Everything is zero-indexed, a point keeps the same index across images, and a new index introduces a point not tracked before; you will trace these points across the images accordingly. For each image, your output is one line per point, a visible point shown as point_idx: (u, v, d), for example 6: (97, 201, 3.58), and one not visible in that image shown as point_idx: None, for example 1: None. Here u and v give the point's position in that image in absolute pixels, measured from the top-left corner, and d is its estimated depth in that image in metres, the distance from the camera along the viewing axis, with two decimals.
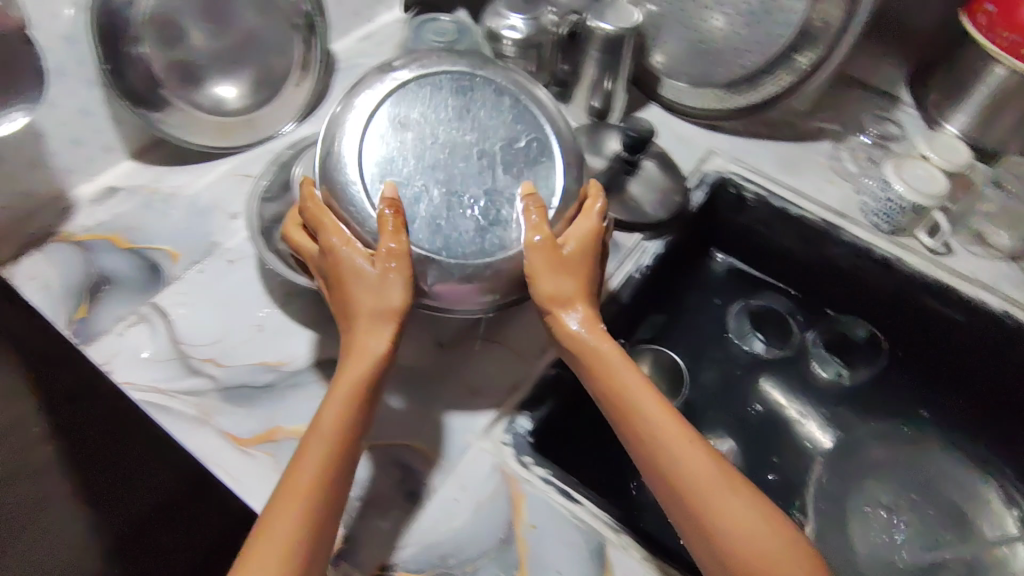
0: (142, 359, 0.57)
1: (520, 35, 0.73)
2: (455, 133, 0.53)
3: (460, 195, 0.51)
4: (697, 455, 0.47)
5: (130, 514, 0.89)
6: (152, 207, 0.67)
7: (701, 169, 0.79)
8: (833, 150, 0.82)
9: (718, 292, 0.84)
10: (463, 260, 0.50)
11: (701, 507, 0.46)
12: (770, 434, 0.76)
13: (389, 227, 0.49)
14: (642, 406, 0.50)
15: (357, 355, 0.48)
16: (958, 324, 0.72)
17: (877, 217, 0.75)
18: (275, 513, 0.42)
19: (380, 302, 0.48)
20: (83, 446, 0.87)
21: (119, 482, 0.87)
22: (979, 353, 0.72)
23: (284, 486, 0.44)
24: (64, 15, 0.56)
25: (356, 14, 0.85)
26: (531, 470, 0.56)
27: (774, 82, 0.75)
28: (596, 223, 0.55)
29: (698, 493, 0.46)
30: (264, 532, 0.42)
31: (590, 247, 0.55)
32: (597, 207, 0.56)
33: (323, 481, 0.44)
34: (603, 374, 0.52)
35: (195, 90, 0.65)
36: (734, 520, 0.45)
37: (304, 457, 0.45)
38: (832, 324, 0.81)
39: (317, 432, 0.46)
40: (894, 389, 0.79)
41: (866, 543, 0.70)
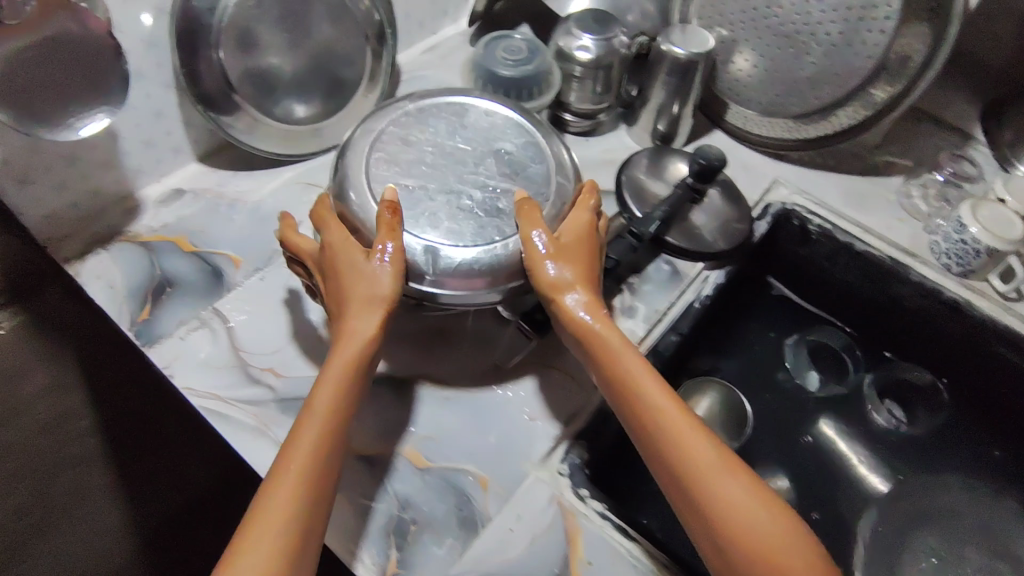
0: (201, 364, 0.56)
1: (590, 56, 0.72)
2: (455, 148, 0.58)
3: (460, 197, 0.55)
4: (694, 435, 0.46)
5: (165, 510, 0.87)
6: (218, 210, 0.67)
7: (765, 199, 0.77)
8: (902, 186, 0.79)
9: (774, 325, 0.81)
10: (467, 250, 0.52)
11: (701, 490, 0.44)
12: (823, 470, 0.71)
13: (385, 224, 0.51)
14: (642, 390, 0.49)
15: (347, 337, 0.49)
16: None
17: (948, 258, 0.71)
18: (266, 481, 0.43)
19: (373, 290, 0.49)
20: (129, 438, 0.89)
21: (156, 473, 0.87)
22: None
23: (276, 458, 0.44)
24: (146, 19, 0.57)
25: (421, 26, 0.85)
26: (587, 504, 0.53)
27: (848, 115, 0.73)
28: (590, 217, 0.56)
29: (695, 475, 0.44)
30: (256, 499, 0.42)
31: (586, 240, 0.55)
32: (591, 203, 0.57)
33: (312, 451, 0.44)
34: (603, 359, 0.52)
35: (267, 98, 0.65)
36: (728, 501, 0.43)
37: (299, 433, 0.45)
38: (893, 367, 0.76)
39: (311, 408, 0.46)
40: (964, 441, 0.73)
41: None
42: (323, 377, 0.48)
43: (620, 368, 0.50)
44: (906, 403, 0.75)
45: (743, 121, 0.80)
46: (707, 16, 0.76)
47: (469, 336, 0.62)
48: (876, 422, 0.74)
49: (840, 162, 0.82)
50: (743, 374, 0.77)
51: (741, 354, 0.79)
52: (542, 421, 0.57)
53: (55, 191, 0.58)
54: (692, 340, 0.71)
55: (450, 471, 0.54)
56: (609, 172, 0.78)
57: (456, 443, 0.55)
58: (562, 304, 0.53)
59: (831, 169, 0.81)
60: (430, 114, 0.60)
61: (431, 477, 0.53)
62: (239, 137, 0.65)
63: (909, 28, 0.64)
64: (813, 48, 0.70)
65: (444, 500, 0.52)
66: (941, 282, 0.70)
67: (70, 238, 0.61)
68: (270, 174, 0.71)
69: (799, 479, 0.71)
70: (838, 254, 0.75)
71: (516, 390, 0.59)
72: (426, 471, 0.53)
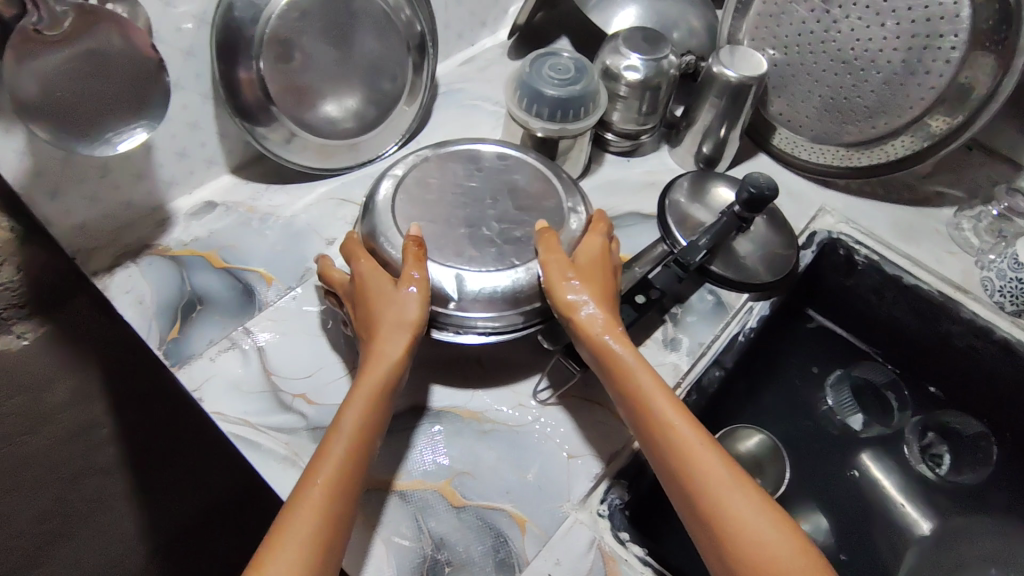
0: (231, 387, 0.54)
1: (638, 76, 0.70)
2: (473, 186, 0.59)
3: (480, 230, 0.56)
4: (707, 453, 0.44)
5: (181, 517, 0.86)
6: (250, 224, 0.65)
7: (811, 227, 0.75)
8: (953, 219, 0.77)
9: (817, 359, 0.78)
10: (487, 273, 0.53)
11: (723, 519, 0.42)
12: (865, 514, 0.68)
13: (411, 254, 0.51)
14: (659, 412, 0.47)
15: (372, 359, 0.47)
16: None
17: (1001, 297, 0.67)
18: (294, 501, 0.41)
19: (404, 316, 0.48)
20: (147, 448, 0.86)
21: (175, 481, 0.86)
22: None
23: (302, 478, 0.42)
24: (187, 28, 0.55)
25: (460, 37, 0.84)
26: (628, 548, 0.50)
27: (903, 144, 0.70)
28: (603, 240, 0.56)
29: (705, 493, 0.43)
30: (285, 520, 0.40)
31: (602, 262, 0.55)
32: (604, 228, 0.57)
33: (340, 471, 0.42)
34: (621, 379, 0.49)
35: (305, 111, 0.63)
36: (740, 519, 0.41)
37: (325, 452, 0.43)
38: (937, 408, 0.72)
39: (336, 429, 0.44)
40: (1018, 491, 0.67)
41: None
42: (348, 398, 0.46)
43: (635, 385, 0.48)
44: (960, 451, 0.70)
45: (791, 147, 0.79)
46: (759, 37, 0.74)
47: (509, 365, 0.60)
48: (916, 469, 0.70)
49: (887, 191, 0.79)
50: (783, 408, 0.74)
51: (782, 387, 0.76)
52: (581, 458, 0.55)
53: (88, 203, 0.57)
54: (733, 374, 0.68)
55: (488, 510, 0.51)
56: (651, 194, 0.75)
57: (494, 480, 0.53)
58: (579, 320, 0.51)
59: (879, 198, 0.78)
60: (452, 159, 0.61)
61: (467, 515, 0.50)
62: (275, 149, 0.64)
63: (977, 58, 0.62)
64: (872, 75, 0.67)
65: (481, 541, 0.49)
66: (993, 320, 0.66)
67: (99, 250, 0.60)
68: (303, 188, 0.69)
69: (841, 523, 0.68)
70: (887, 286, 0.72)
71: (556, 425, 0.57)
72: (461, 510, 0.51)
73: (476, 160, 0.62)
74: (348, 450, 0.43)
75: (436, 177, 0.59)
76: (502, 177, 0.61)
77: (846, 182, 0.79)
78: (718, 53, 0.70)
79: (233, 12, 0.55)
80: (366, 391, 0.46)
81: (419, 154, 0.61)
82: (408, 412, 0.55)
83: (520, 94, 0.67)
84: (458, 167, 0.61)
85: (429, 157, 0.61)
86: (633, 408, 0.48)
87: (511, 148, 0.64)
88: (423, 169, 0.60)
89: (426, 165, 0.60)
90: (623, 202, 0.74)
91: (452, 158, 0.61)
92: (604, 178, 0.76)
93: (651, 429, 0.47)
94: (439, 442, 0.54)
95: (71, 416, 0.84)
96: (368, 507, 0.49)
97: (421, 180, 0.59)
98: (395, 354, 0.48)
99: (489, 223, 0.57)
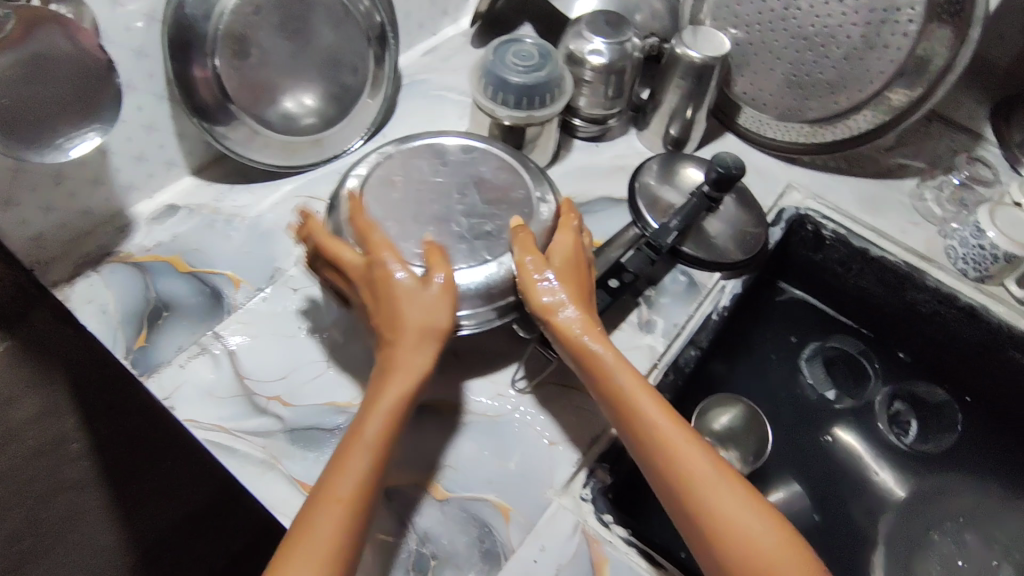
0: (203, 393, 0.53)
1: (603, 60, 0.70)
2: (439, 179, 0.59)
3: (450, 223, 0.55)
4: (690, 454, 0.45)
5: (158, 525, 0.87)
6: (214, 227, 0.64)
7: (779, 204, 0.75)
8: (916, 189, 0.78)
9: (794, 329, 0.79)
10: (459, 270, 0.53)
11: (707, 514, 0.42)
12: (842, 482, 0.70)
13: (435, 257, 0.50)
14: (642, 410, 0.47)
15: (402, 372, 0.46)
16: None
17: (965, 264, 0.69)
18: (315, 514, 0.40)
19: (434, 320, 0.48)
20: (122, 463, 0.83)
21: (160, 489, 0.86)
22: None
23: (320, 491, 0.41)
24: (138, 27, 0.53)
25: (422, 27, 0.82)
26: (611, 530, 0.50)
27: (864, 119, 0.72)
28: (574, 235, 0.55)
29: (694, 494, 0.43)
30: (307, 534, 0.39)
31: (576, 257, 0.54)
32: (574, 222, 0.57)
33: (364, 486, 0.41)
34: (602, 378, 0.49)
35: (266, 107, 0.62)
36: (729, 519, 0.42)
37: (345, 464, 0.42)
38: (906, 376, 0.75)
39: (361, 440, 0.43)
40: (985, 450, 0.71)
41: None
42: (368, 408, 0.45)
43: (615, 384, 0.48)
44: (926, 418, 0.73)
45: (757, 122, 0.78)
46: (720, 17, 0.74)
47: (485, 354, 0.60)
48: (890, 436, 0.72)
49: (851, 166, 0.80)
50: (759, 384, 0.75)
51: (759, 362, 0.77)
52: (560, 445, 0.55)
53: (42, 212, 0.55)
54: (709, 352, 0.69)
55: (472, 501, 0.51)
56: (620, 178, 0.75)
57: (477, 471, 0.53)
58: (558, 323, 0.51)
59: (844, 172, 0.79)
60: (418, 153, 0.61)
61: (452, 508, 0.50)
62: (237, 148, 0.62)
63: (933, 31, 0.63)
64: (832, 50, 0.68)
65: (465, 532, 0.49)
66: (956, 285, 0.69)
67: (58, 260, 0.58)
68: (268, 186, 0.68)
69: (817, 495, 0.69)
70: (855, 259, 0.73)
71: (535, 413, 0.57)
72: (448, 502, 0.51)
73: (441, 153, 0.61)
74: (370, 461, 0.42)
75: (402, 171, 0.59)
76: (469, 169, 0.60)
77: (810, 158, 0.79)
78: (681, 35, 0.70)
79: (185, 7, 0.53)
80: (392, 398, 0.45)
81: (383, 150, 0.61)
82: None
83: (484, 82, 0.66)
84: (424, 161, 0.60)
85: (393, 153, 0.60)
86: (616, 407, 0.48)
87: (477, 138, 0.63)
88: (386, 166, 0.59)
89: (388, 162, 0.59)
90: (593, 186, 0.74)
91: (418, 152, 0.61)
92: (572, 163, 0.76)
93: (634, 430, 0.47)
94: (421, 438, 0.54)
95: (38, 434, 0.74)
96: None
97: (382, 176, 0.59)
98: (423, 362, 0.47)
99: (457, 218, 0.56)
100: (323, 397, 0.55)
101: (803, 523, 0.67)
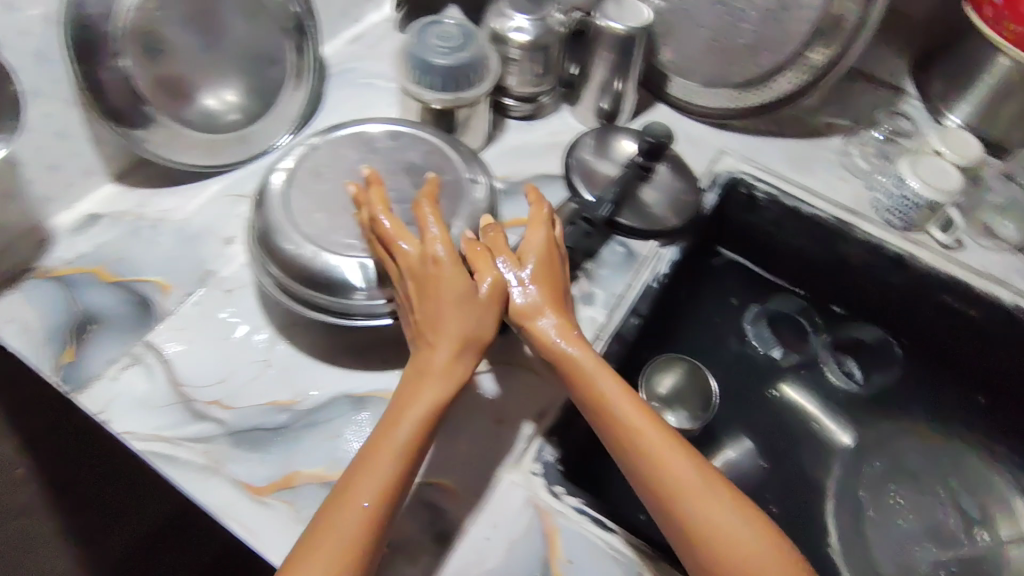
0: (138, 404, 0.52)
1: (528, 37, 0.70)
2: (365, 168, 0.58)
3: None
4: (669, 458, 0.46)
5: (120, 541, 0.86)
6: (140, 233, 0.62)
7: (712, 169, 0.76)
8: (843, 146, 0.80)
9: (734, 291, 0.81)
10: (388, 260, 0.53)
11: (687, 518, 0.43)
12: (788, 435, 0.73)
13: (479, 256, 0.51)
14: (618, 414, 0.48)
15: (428, 373, 0.46)
16: (972, 321, 0.69)
17: (889, 214, 0.72)
18: (334, 515, 0.41)
19: (476, 326, 0.48)
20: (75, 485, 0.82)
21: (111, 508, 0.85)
22: (1001, 352, 0.69)
23: (336, 495, 0.42)
24: (36, 31, 0.51)
25: (344, 14, 0.80)
26: (562, 500, 0.51)
27: (788, 80, 0.73)
28: (548, 233, 0.54)
29: (676, 497, 0.44)
30: (326, 530, 0.41)
31: (548, 257, 0.54)
32: (546, 213, 0.55)
33: (384, 492, 0.42)
34: (583, 384, 0.49)
35: (184, 106, 0.60)
36: (709, 520, 0.43)
37: (369, 464, 0.43)
38: (842, 326, 0.78)
39: (386, 442, 0.44)
40: (913, 390, 0.75)
41: (882, 541, 0.68)
42: (401, 412, 0.45)
43: (595, 390, 0.49)
44: (866, 362, 0.76)
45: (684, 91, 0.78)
46: None
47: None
48: (832, 381, 0.75)
49: (783, 126, 0.81)
50: (705, 347, 0.77)
51: (705, 328, 0.78)
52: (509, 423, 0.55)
53: None
54: (652, 321, 0.70)
55: (423, 488, 0.51)
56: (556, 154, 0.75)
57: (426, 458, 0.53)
58: (537, 329, 0.51)
59: (775, 134, 0.80)
60: (342, 145, 0.60)
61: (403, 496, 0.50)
62: (159, 149, 0.60)
63: None
64: (751, 15, 0.70)
65: (416, 516, 0.49)
66: (885, 236, 0.71)
67: None
68: (193, 189, 0.66)
69: (768, 451, 0.71)
70: (789, 220, 0.74)
71: (482, 396, 0.57)
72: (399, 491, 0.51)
73: (367, 143, 0.60)
74: (394, 472, 0.43)
75: (329, 166, 0.58)
76: (396, 156, 0.60)
77: (740, 124, 0.80)
78: (604, 7, 0.70)
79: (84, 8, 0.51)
80: (429, 407, 0.45)
81: (306, 143, 0.60)
82: (329, 402, 0.54)
83: (409, 68, 0.65)
84: (351, 152, 0.59)
85: (318, 145, 0.59)
86: (596, 414, 0.49)
87: (402, 124, 0.62)
88: (310, 160, 0.58)
89: (310, 155, 0.58)
90: (529, 165, 0.74)
91: (343, 142, 0.60)
92: (507, 143, 0.75)
93: (612, 433, 0.48)
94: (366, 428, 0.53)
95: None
96: (299, 502, 0.49)
97: (308, 171, 0.57)
98: (462, 369, 0.47)
99: (387, 205, 0.56)
100: (266, 398, 0.54)
101: (755, 479, 0.69)
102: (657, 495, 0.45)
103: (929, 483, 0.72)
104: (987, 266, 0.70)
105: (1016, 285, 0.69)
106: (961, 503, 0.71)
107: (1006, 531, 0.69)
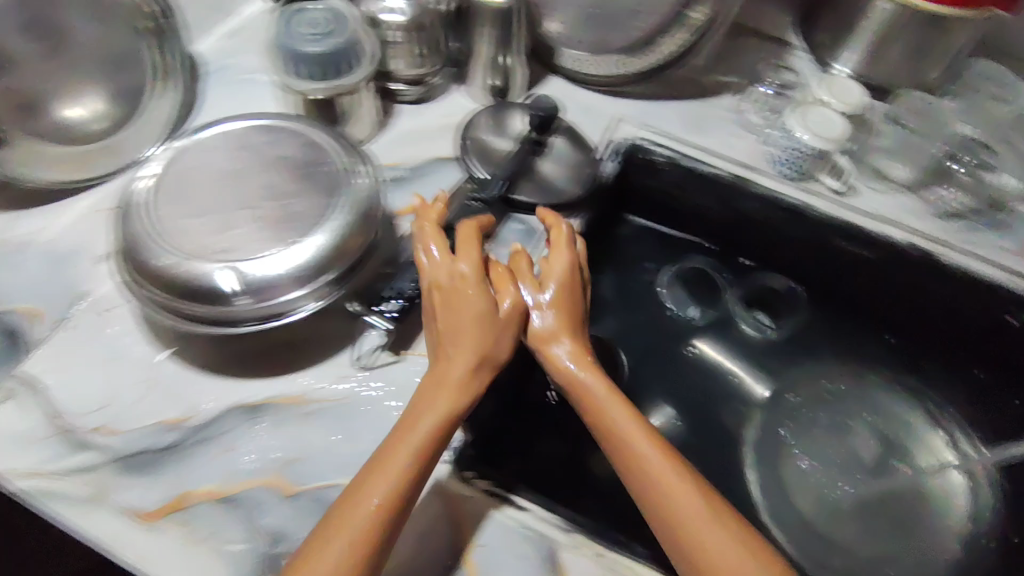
0: (12, 441, 0.49)
1: (403, 18, 0.68)
2: (237, 164, 0.57)
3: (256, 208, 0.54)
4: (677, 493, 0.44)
5: None
6: (3, 262, 0.58)
7: (609, 137, 0.75)
8: (735, 103, 0.81)
9: (649, 257, 0.80)
10: (263, 261, 0.50)
11: (694, 551, 0.42)
12: (707, 393, 0.74)
13: (500, 277, 0.53)
14: (625, 434, 0.47)
15: (443, 387, 0.48)
16: (869, 263, 0.71)
17: (783, 165, 0.73)
18: (341, 515, 0.42)
19: (494, 346, 0.49)
20: None
21: None
22: (900, 289, 0.72)
23: (345, 498, 0.43)
24: None
25: (215, 9, 0.76)
26: (472, 485, 0.51)
27: (672, 41, 0.75)
28: (570, 254, 0.55)
29: (682, 528, 0.43)
30: (333, 530, 0.41)
31: (572, 280, 0.54)
32: (564, 233, 0.56)
33: (390, 502, 0.42)
34: (592, 410, 0.50)
35: (36, 120, 0.59)
36: (714, 555, 0.42)
37: (379, 471, 0.43)
38: (754, 280, 0.79)
39: (398, 449, 0.44)
40: (825, 333, 0.78)
41: (799, 480, 0.70)
42: (416, 428, 0.45)
43: (607, 414, 0.49)
44: (780, 310, 0.79)
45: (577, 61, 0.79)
46: None
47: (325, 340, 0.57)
48: (747, 332, 0.77)
49: (676, 87, 0.82)
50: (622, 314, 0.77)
51: (620, 295, 0.79)
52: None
53: None
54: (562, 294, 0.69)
55: (323, 490, 0.49)
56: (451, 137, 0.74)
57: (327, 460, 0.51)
58: (551, 355, 0.52)
59: (668, 97, 0.80)
60: (212, 142, 0.58)
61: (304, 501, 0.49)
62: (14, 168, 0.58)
63: None
64: None
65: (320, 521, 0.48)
66: (781, 188, 0.72)
67: None
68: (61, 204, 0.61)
69: (688, 409, 0.73)
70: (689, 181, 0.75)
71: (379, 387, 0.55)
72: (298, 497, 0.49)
73: (240, 140, 0.58)
74: (402, 479, 0.43)
75: (199, 166, 0.57)
76: (268, 150, 0.58)
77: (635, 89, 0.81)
78: None
79: None
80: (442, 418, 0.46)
81: (174, 146, 0.58)
82: (223, 414, 0.52)
83: (281, 59, 0.63)
84: (221, 149, 0.58)
85: (187, 146, 0.58)
86: (606, 438, 0.49)
87: (277, 117, 0.60)
88: (178, 162, 0.57)
89: (180, 155, 0.57)
90: (424, 150, 0.72)
91: (213, 139, 0.58)
92: (400, 129, 0.73)
93: (620, 456, 0.47)
94: (265, 436, 0.51)
95: None
96: (194, 523, 0.47)
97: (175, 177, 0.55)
98: (476, 389, 0.49)
99: (261, 202, 0.55)
100: (154, 418, 0.51)
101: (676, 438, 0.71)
102: (666, 526, 0.44)
103: (842, 421, 0.74)
104: (880, 206, 0.72)
105: (908, 224, 0.71)
106: (874, 438, 0.73)
107: (920, 462, 0.71)
